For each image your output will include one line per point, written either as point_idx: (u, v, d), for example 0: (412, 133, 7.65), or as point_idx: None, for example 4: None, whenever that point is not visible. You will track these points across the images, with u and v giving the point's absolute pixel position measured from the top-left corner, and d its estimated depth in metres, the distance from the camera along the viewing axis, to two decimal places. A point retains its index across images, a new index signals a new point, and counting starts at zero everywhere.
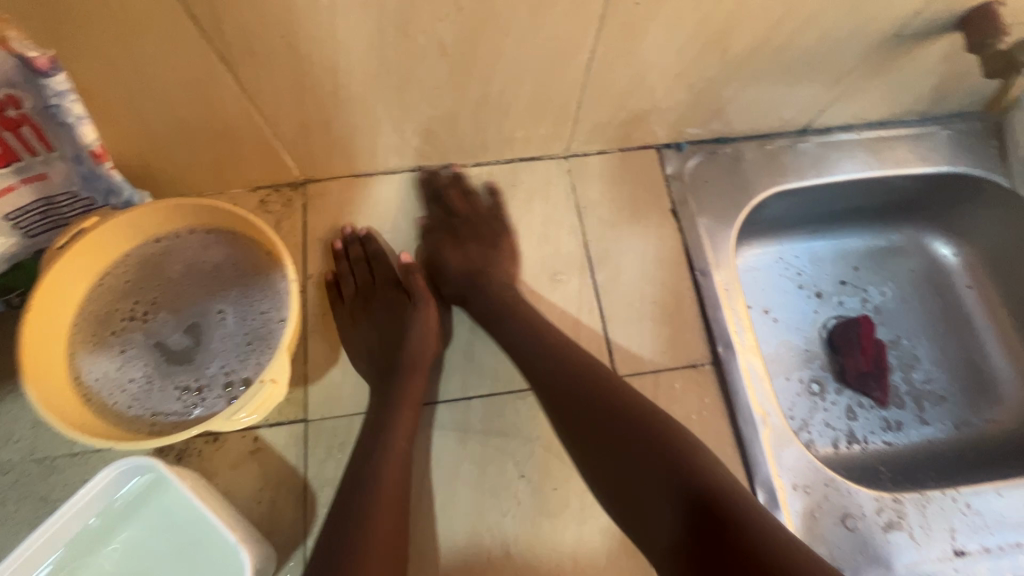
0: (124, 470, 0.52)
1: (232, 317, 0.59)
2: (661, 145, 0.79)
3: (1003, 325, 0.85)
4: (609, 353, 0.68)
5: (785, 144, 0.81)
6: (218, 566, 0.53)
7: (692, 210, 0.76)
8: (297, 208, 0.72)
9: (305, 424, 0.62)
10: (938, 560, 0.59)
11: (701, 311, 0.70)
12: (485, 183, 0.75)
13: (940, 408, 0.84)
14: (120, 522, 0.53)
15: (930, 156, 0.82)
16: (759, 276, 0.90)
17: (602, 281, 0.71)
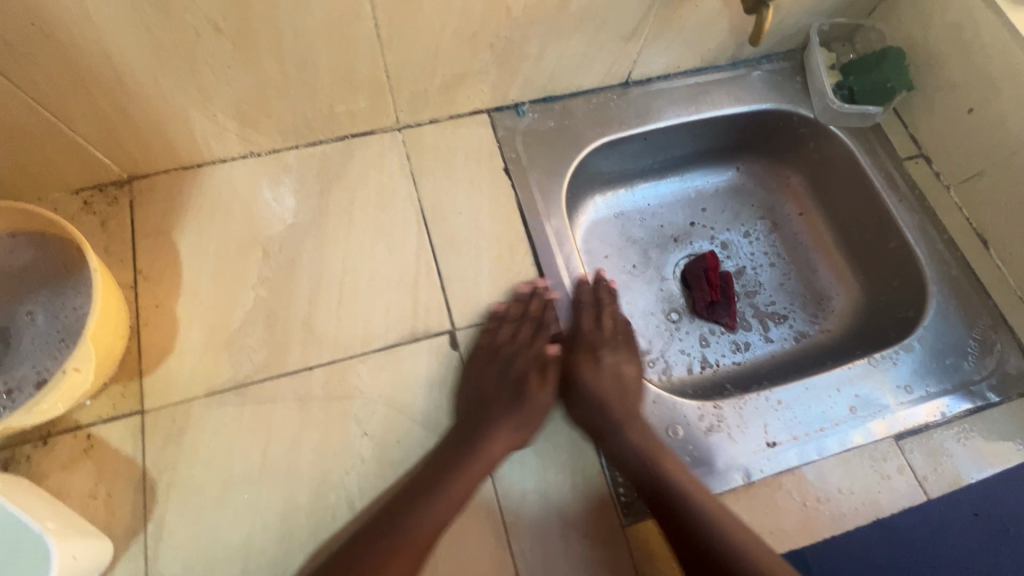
0: None
1: (42, 316, 0.59)
2: (493, 109, 0.82)
3: (828, 244, 0.93)
4: (448, 307, 0.70)
5: (610, 98, 0.86)
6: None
7: (524, 167, 0.79)
8: (124, 206, 0.71)
9: (142, 415, 0.62)
10: (753, 453, 0.66)
11: (535, 260, 0.74)
12: (319, 162, 0.76)
13: (781, 326, 0.91)
14: None
15: (743, 97, 0.89)
16: (612, 225, 0.95)
17: (440, 243, 0.74)
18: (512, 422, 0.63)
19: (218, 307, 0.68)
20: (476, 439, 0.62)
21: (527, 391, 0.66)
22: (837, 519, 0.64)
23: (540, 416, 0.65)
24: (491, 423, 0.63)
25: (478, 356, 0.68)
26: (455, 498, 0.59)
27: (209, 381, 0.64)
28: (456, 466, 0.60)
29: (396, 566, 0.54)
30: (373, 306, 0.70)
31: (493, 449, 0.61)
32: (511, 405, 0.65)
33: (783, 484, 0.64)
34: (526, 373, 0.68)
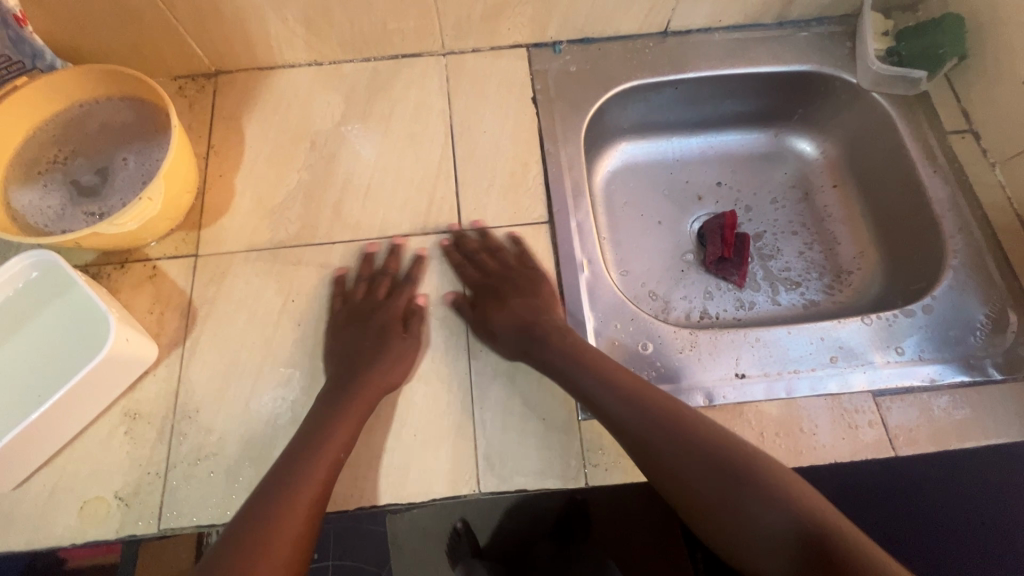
0: (38, 264, 0.64)
1: (133, 162, 0.73)
2: (532, 45, 0.88)
3: (856, 218, 0.92)
4: (458, 210, 0.78)
5: (647, 45, 0.89)
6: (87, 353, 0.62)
7: (551, 98, 0.85)
8: (208, 93, 0.85)
9: (195, 258, 0.75)
10: (719, 379, 0.68)
11: (544, 181, 0.80)
12: (370, 75, 0.86)
13: (792, 292, 0.90)
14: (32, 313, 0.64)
15: (784, 56, 0.89)
16: (636, 173, 0.98)
17: (461, 155, 0.81)
18: (381, 364, 0.66)
19: (268, 183, 0.80)
20: (354, 378, 0.65)
21: (393, 338, 0.69)
22: (793, 454, 0.64)
23: (406, 361, 0.68)
24: (363, 369, 0.66)
25: (342, 319, 0.70)
26: (339, 443, 0.61)
27: (250, 241, 0.76)
28: (348, 398, 0.64)
29: (307, 496, 0.56)
30: (393, 200, 0.79)
31: (368, 390, 0.64)
32: (378, 349, 0.67)
33: (743, 413, 0.66)
34: (390, 325, 0.70)
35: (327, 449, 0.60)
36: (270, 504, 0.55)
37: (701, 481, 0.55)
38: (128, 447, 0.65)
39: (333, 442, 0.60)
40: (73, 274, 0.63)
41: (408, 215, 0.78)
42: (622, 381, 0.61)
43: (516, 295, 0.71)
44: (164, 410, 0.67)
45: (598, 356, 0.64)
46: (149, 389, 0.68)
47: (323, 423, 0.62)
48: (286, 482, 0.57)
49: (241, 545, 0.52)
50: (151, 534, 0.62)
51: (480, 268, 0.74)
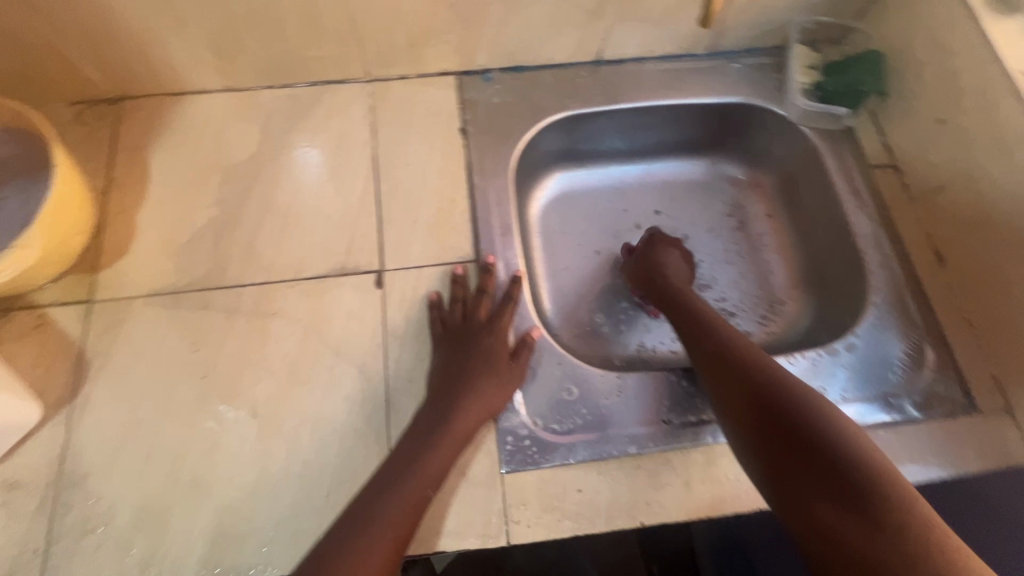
0: None
1: (13, 202, 0.66)
2: (461, 72, 0.85)
3: (787, 247, 0.93)
4: (381, 247, 0.74)
5: (579, 73, 0.87)
6: None
7: (480, 129, 0.82)
8: (109, 121, 0.79)
9: (89, 304, 0.69)
10: (646, 425, 0.67)
11: (472, 216, 0.77)
12: (289, 102, 0.82)
13: (727, 322, 0.90)
14: None
15: (715, 86, 0.88)
16: (574, 201, 0.96)
17: (386, 189, 0.78)
18: (485, 390, 0.65)
19: (173, 219, 0.74)
20: (460, 404, 0.63)
21: (496, 363, 0.67)
22: (716, 502, 0.64)
23: (515, 384, 0.66)
24: (471, 390, 0.64)
25: (448, 343, 0.68)
26: (435, 475, 0.60)
27: (151, 285, 0.70)
28: (459, 411, 0.63)
29: (412, 497, 0.58)
30: (312, 237, 0.74)
31: (480, 405, 0.64)
32: (480, 374, 0.66)
33: (669, 460, 0.65)
34: (494, 348, 0.68)
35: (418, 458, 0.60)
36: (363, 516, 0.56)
37: (765, 442, 0.54)
38: (4, 520, 0.59)
39: (437, 465, 0.60)
40: None
41: (328, 253, 0.73)
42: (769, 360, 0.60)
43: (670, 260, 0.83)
44: (47, 477, 0.61)
45: (749, 343, 0.63)
46: (30, 454, 0.62)
47: (432, 430, 0.62)
48: (387, 490, 0.58)
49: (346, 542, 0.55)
50: None
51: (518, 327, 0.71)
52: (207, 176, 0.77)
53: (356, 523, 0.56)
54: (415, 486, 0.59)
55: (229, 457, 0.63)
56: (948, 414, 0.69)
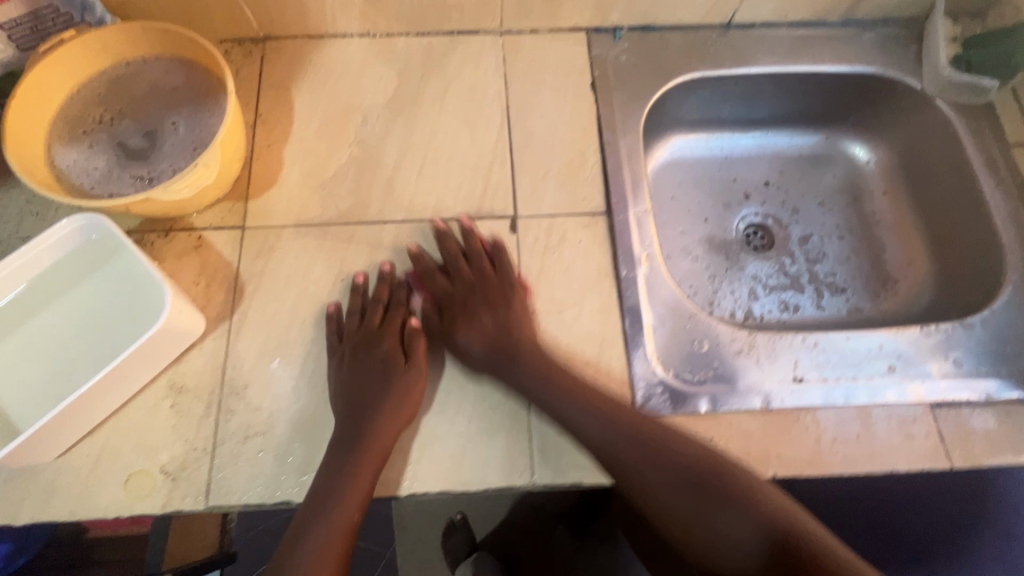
0: (87, 228, 0.61)
1: (183, 127, 0.70)
2: (592, 29, 0.86)
3: (907, 225, 0.91)
4: (514, 195, 0.76)
5: (710, 36, 0.87)
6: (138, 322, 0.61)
7: (610, 86, 0.83)
8: (255, 59, 0.82)
9: (242, 230, 0.73)
10: (777, 383, 0.68)
11: (602, 170, 0.78)
12: (424, 50, 0.84)
13: (837, 297, 0.90)
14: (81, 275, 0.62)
15: (846, 56, 0.87)
16: (687, 166, 0.96)
17: (517, 139, 0.79)
18: (387, 405, 0.63)
19: (317, 155, 0.77)
20: (365, 432, 0.61)
21: (397, 370, 0.66)
22: (848, 461, 0.64)
23: (414, 393, 0.64)
24: (367, 416, 0.62)
25: (343, 354, 0.66)
26: (357, 495, 0.59)
27: (298, 216, 0.74)
28: (362, 439, 0.61)
29: (346, 516, 0.59)
30: (447, 181, 0.76)
31: (380, 438, 0.61)
32: (384, 390, 0.64)
33: (800, 418, 0.66)
34: (393, 355, 0.67)
35: None
36: (309, 521, 0.59)
37: None
38: (174, 420, 0.63)
39: (354, 495, 0.59)
40: (128, 245, 0.61)
41: (463, 199, 0.75)
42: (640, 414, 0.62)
43: (485, 304, 0.70)
44: (212, 384, 0.65)
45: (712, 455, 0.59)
46: (195, 362, 0.66)
47: (347, 448, 0.61)
48: (322, 505, 0.59)
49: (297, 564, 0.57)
50: (198, 511, 0.61)
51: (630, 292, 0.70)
52: (347, 117, 0.79)
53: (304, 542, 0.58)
54: (340, 513, 0.59)
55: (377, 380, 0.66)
56: None
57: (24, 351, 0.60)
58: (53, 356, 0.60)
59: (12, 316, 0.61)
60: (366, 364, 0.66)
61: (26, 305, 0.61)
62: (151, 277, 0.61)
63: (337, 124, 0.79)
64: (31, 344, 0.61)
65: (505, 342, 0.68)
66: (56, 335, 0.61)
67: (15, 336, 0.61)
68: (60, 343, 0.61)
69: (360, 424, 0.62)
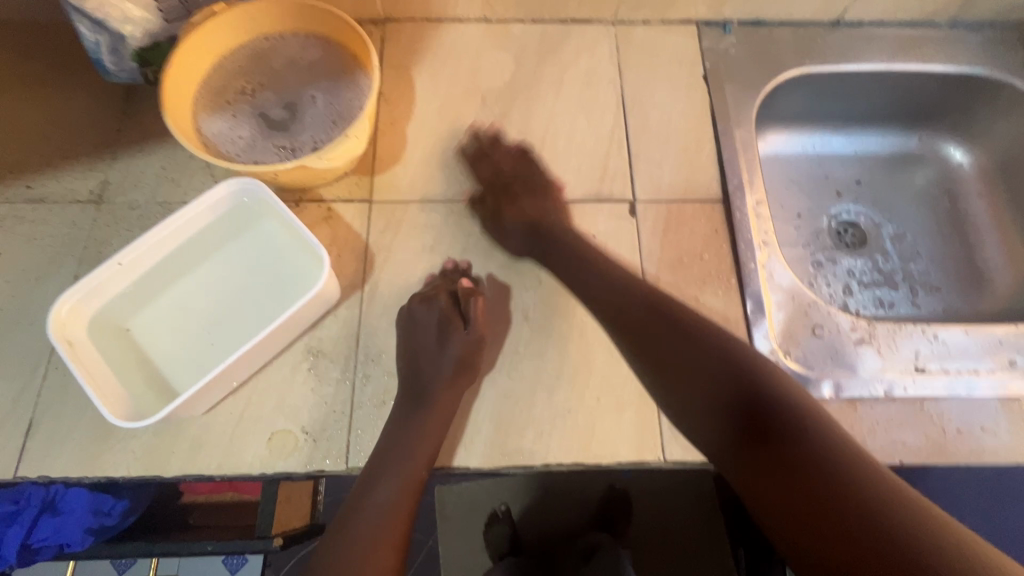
0: (249, 192, 0.65)
1: (322, 100, 0.72)
2: (702, 23, 0.87)
3: (1004, 226, 0.91)
4: (633, 180, 0.77)
5: (818, 32, 0.88)
6: (291, 283, 0.64)
7: (721, 78, 0.84)
8: (376, 40, 0.84)
9: (369, 203, 0.75)
10: (898, 372, 0.68)
11: (717, 159, 0.79)
12: (539, 37, 0.85)
13: (932, 296, 0.91)
14: (239, 237, 0.66)
15: (954, 55, 0.88)
16: (781, 161, 0.97)
17: (633, 126, 0.81)
18: (445, 378, 0.64)
19: (438, 134, 0.79)
20: (423, 403, 0.62)
21: (453, 334, 0.66)
22: (974, 451, 0.65)
23: (470, 360, 0.65)
24: (433, 388, 0.63)
25: (405, 325, 0.67)
26: (420, 462, 0.60)
27: (422, 192, 0.76)
28: (422, 412, 0.62)
29: (405, 481, 0.59)
30: (567, 164, 0.78)
31: (439, 409, 0.62)
32: (438, 358, 0.65)
33: (924, 406, 0.67)
34: (448, 317, 0.66)
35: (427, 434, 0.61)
36: (368, 490, 0.59)
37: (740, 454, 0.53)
38: (313, 382, 0.65)
39: (412, 468, 0.60)
40: (285, 210, 0.64)
41: (582, 181, 0.77)
42: (730, 344, 0.58)
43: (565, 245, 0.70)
44: (348, 350, 0.67)
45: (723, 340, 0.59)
46: (331, 328, 0.68)
47: (402, 425, 0.62)
48: (382, 472, 0.60)
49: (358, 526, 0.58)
50: (339, 471, 0.62)
51: (747, 281, 0.72)
52: (467, 99, 0.81)
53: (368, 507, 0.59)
54: (398, 485, 0.59)
55: (507, 353, 0.68)
56: None
57: (183, 305, 0.64)
58: (210, 311, 0.64)
59: (175, 270, 0.65)
60: (423, 335, 0.66)
61: (189, 261, 0.65)
62: (303, 240, 0.65)
63: (457, 105, 0.81)
64: (190, 299, 0.64)
65: None
66: (215, 290, 0.65)
67: (176, 289, 0.65)
68: (217, 298, 0.64)
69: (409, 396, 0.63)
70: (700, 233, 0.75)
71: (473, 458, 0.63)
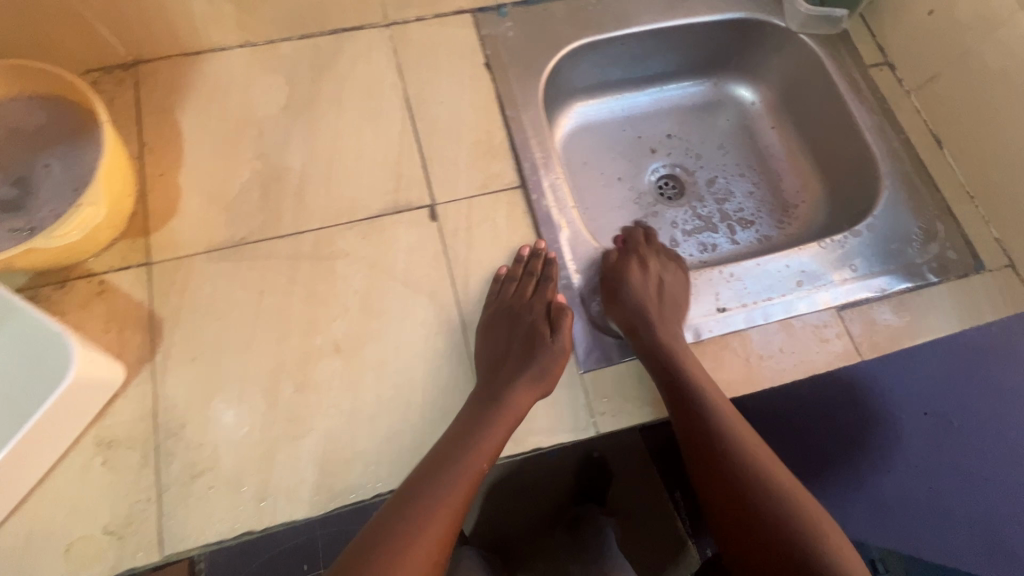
0: None
1: (57, 167, 0.65)
2: (477, 10, 0.86)
3: (795, 153, 0.98)
4: (429, 184, 0.76)
5: (589, 2, 0.89)
6: (50, 379, 0.58)
7: (503, 63, 0.84)
8: (128, 87, 0.77)
9: (148, 266, 0.69)
10: (703, 316, 0.73)
11: (510, 145, 0.79)
12: (312, 52, 0.81)
13: (748, 230, 0.97)
14: None
15: (718, 4, 0.91)
16: (590, 130, 0.99)
17: (422, 128, 0.79)
18: (523, 379, 0.64)
19: (216, 176, 0.74)
20: (499, 399, 0.62)
21: (541, 342, 0.67)
22: (776, 373, 0.70)
23: (555, 365, 0.66)
24: (506, 382, 0.63)
25: (488, 331, 0.68)
26: (487, 453, 0.59)
27: (208, 242, 0.71)
28: (496, 411, 0.61)
29: (462, 488, 0.57)
30: (360, 181, 0.75)
31: (513, 407, 0.62)
32: (523, 361, 0.65)
33: (729, 343, 0.71)
34: (537, 329, 0.68)
35: (494, 424, 0.61)
36: (431, 489, 0.56)
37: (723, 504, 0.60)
38: (109, 477, 0.60)
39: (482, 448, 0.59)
40: (19, 301, 0.57)
41: (379, 196, 0.75)
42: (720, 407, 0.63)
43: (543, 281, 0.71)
44: (144, 432, 0.61)
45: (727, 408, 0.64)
46: (121, 413, 0.62)
47: (477, 418, 0.61)
48: (442, 465, 0.58)
49: (391, 532, 0.53)
50: (154, 563, 0.57)
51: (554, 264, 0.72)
52: (243, 132, 0.76)
53: (417, 508, 0.54)
54: (458, 477, 0.57)
55: (321, 392, 0.65)
56: (962, 276, 0.77)
57: None
58: None
59: None
60: (500, 343, 0.67)
61: None
62: (51, 327, 0.58)
63: (234, 140, 0.76)
64: None
65: (438, 322, 0.69)
66: None
67: None
68: None
69: (495, 392, 0.63)
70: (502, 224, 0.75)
71: (299, 510, 0.60)
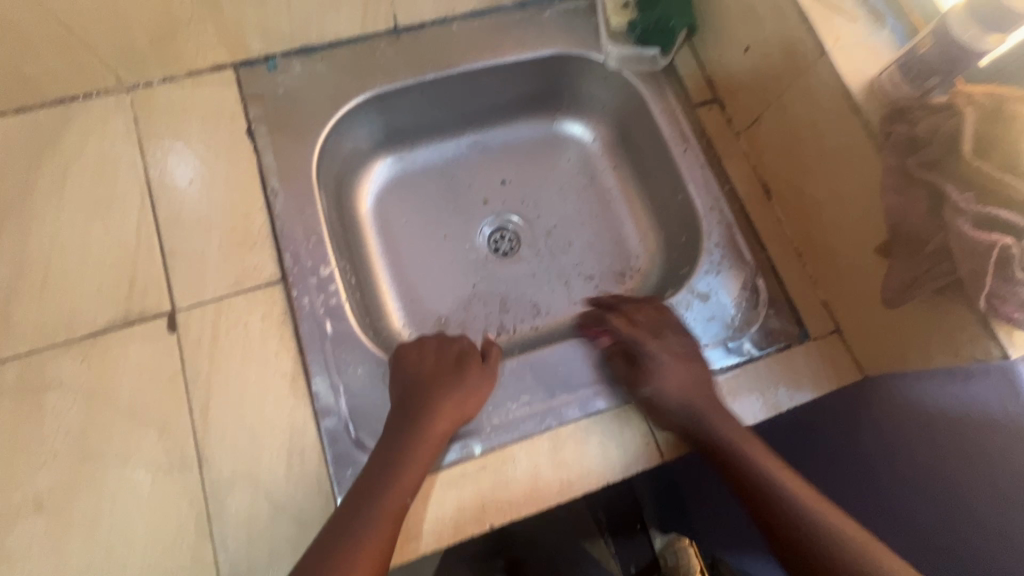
0: None
1: None
2: (239, 64, 0.74)
3: (635, 198, 0.89)
4: (168, 288, 0.65)
5: (377, 47, 0.78)
6: None
7: (269, 130, 0.72)
8: None
9: None
10: (485, 425, 0.65)
11: (272, 231, 0.68)
12: (28, 130, 0.68)
13: (586, 287, 0.87)
14: None
15: (530, 41, 0.80)
16: (408, 183, 0.89)
17: (164, 217, 0.67)
18: (452, 384, 0.64)
19: None
20: (423, 405, 0.62)
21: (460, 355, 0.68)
22: (565, 485, 0.62)
23: (474, 370, 0.66)
24: (433, 390, 0.63)
25: (406, 349, 0.67)
26: (417, 464, 0.58)
27: None
28: (420, 417, 0.61)
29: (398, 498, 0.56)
30: (85, 289, 0.64)
31: (441, 414, 0.62)
32: (449, 371, 0.66)
33: (513, 455, 0.63)
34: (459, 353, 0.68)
35: (420, 429, 0.60)
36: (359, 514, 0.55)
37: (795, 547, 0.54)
38: None
39: (428, 439, 0.60)
40: None
41: (108, 307, 0.64)
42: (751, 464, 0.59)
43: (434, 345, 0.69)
44: None
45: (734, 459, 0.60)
46: None
47: (422, 417, 0.61)
48: (389, 471, 0.57)
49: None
50: None
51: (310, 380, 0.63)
52: None
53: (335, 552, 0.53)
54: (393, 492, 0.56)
55: (19, 560, 0.55)
56: (784, 347, 0.70)
57: None
58: None
59: None
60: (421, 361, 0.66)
61: None
62: None
63: None
64: None
65: (169, 461, 0.59)
66: None
67: None
68: None
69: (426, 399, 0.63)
70: (253, 332, 0.64)
71: None
